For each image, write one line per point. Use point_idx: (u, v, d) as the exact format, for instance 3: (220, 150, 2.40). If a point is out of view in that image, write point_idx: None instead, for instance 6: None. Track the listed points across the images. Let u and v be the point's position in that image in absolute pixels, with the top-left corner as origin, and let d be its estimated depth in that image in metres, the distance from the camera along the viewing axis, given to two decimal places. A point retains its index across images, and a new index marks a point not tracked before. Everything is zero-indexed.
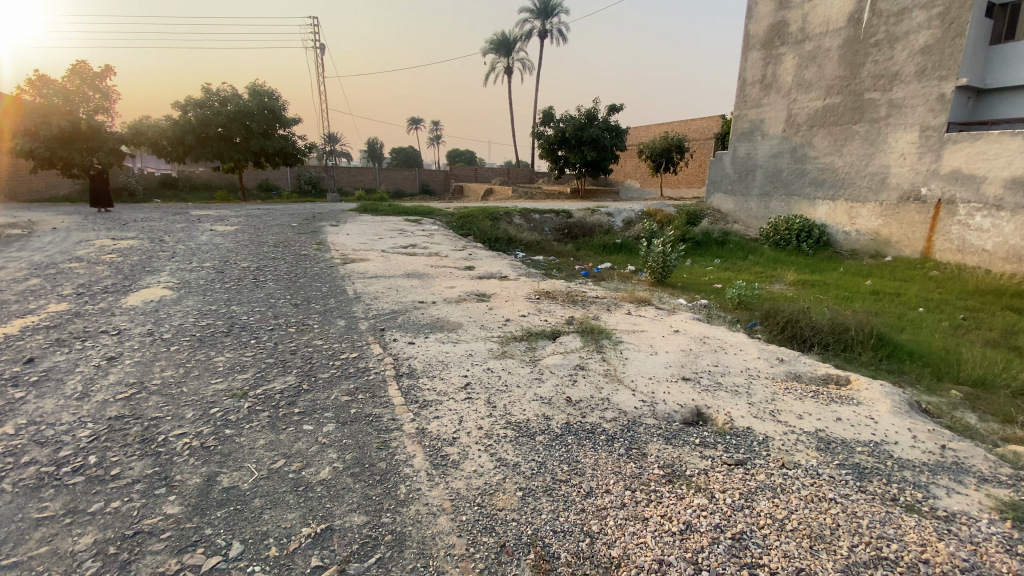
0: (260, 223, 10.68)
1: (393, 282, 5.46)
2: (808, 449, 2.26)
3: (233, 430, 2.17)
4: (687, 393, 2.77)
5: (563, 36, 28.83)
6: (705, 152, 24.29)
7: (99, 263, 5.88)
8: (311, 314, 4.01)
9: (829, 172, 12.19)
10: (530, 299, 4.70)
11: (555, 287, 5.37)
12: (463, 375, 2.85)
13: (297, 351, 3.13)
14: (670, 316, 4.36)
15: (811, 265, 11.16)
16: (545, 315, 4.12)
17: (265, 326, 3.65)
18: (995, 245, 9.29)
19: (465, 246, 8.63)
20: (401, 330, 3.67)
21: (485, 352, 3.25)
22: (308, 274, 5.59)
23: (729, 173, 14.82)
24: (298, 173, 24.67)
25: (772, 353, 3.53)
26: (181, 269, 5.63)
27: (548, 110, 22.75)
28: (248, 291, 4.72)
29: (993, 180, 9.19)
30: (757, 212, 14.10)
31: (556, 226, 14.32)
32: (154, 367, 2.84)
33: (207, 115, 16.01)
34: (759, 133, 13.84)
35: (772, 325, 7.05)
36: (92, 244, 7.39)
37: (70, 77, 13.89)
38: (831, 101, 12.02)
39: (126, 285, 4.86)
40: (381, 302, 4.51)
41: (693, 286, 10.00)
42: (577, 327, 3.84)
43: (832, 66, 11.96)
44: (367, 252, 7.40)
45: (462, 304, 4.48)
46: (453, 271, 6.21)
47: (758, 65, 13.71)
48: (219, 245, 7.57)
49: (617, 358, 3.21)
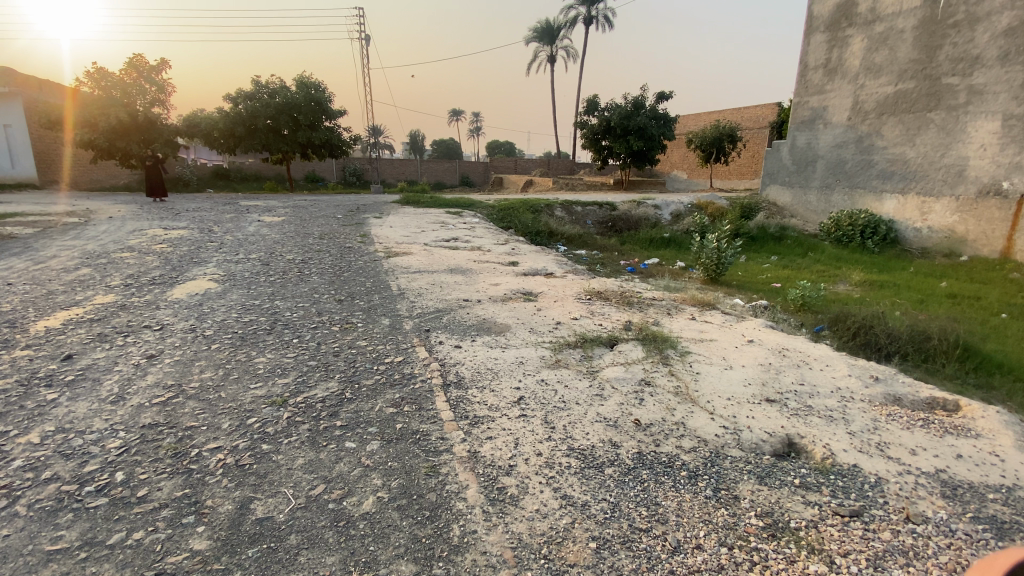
0: (306, 213, 10.75)
1: (436, 277, 5.26)
2: (932, 497, 1.85)
3: (270, 445, 1.98)
4: (774, 419, 2.41)
5: (609, 23, 28.02)
6: (759, 141, 23.04)
7: (149, 253, 5.96)
8: (355, 312, 3.84)
9: (899, 163, 11.22)
10: (581, 300, 4.38)
11: (607, 286, 5.03)
12: (516, 387, 2.58)
13: (339, 353, 2.94)
14: (739, 324, 3.95)
15: (878, 264, 10.33)
16: (599, 318, 3.80)
17: (308, 323, 3.49)
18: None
19: (508, 240, 8.37)
20: (447, 331, 3.44)
21: (537, 359, 2.97)
22: (351, 268, 5.46)
23: (787, 164, 13.91)
24: (343, 165, 25.07)
25: (864, 370, 3.11)
26: (227, 261, 5.62)
27: (592, 99, 22.12)
28: (291, 285, 4.61)
29: None
30: (816, 206, 13.20)
31: (599, 219, 13.88)
32: (194, 368, 2.72)
33: (257, 107, 16.40)
34: (821, 122, 12.88)
35: (841, 332, 6.47)
36: (145, 233, 7.56)
37: (127, 70, 14.46)
38: (904, 87, 11.01)
39: (173, 276, 4.86)
40: (425, 299, 4.31)
41: (750, 284, 9.40)
42: (637, 333, 3.50)
43: (905, 49, 10.94)
44: (410, 245, 7.25)
45: (509, 304, 4.21)
46: (497, 267, 5.96)
47: (821, 49, 12.70)
48: (265, 236, 7.60)
49: (685, 373, 2.87)
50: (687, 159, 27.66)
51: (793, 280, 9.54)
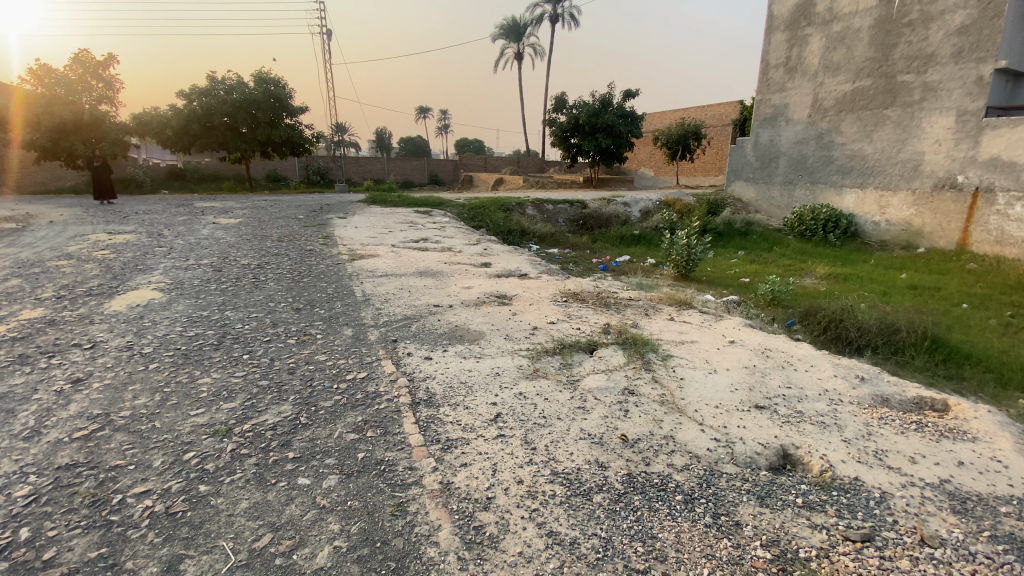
0: (265, 215, 10.24)
1: (404, 281, 4.99)
2: (943, 514, 1.75)
3: (208, 486, 1.71)
4: (766, 428, 2.28)
5: (575, 21, 28.05)
6: (723, 138, 23.48)
7: (88, 261, 5.48)
8: (314, 322, 3.55)
9: (857, 159, 11.51)
10: (557, 302, 4.19)
11: (583, 286, 4.88)
12: (491, 403, 2.36)
13: (294, 371, 2.66)
14: (718, 324, 3.82)
15: (841, 257, 10.57)
16: (577, 322, 3.62)
17: (261, 336, 3.19)
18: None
19: (479, 240, 8.14)
20: (414, 342, 3.19)
21: (513, 370, 2.75)
22: (311, 273, 5.13)
23: (750, 160, 14.12)
24: (306, 164, 24.28)
25: (849, 370, 3.03)
26: (176, 267, 5.20)
27: (560, 96, 22.06)
28: (245, 293, 4.26)
29: None
30: (780, 201, 13.43)
31: (570, 217, 13.77)
32: (127, 394, 2.40)
33: (212, 104, 15.60)
34: (783, 119, 13.11)
35: (812, 326, 6.53)
36: (86, 239, 6.99)
37: (71, 65, 13.57)
38: (861, 84, 11.29)
39: (113, 286, 4.43)
40: (392, 306, 4.04)
41: (720, 280, 9.45)
42: (616, 337, 3.32)
43: (862, 47, 11.21)
44: (376, 247, 6.93)
45: (482, 309, 3.99)
46: (468, 268, 5.73)
47: (782, 47, 12.93)
48: (220, 239, 7.14)
49: (669, 380, 2.70)
50: (654, 156, 27.98)
51: (762, 275, 9.64)
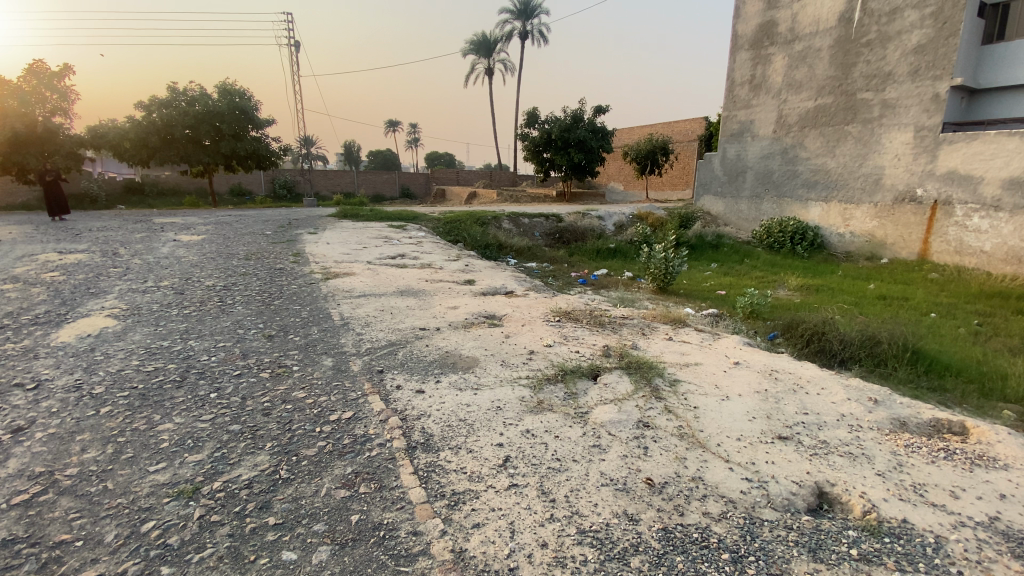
0: (231, 231, 9.74)
1: (386, 302, 4.70)
2: (1003, 559, 1.62)
3: (172, 569, 1.42)
4: (796, 463, 2.13)
5: (545, 37, 28.40)
6: (691, 153, 24.00)
7: (33, 284, 4.99)
8: (289, 351, 3.23)
9: (821, 173, 11.82)
10: (550, 323, 3.98)
11: (572, 304, 4.70)
12: (497, 444, 2.11)
13: (270, 413, 2.35)
14: (717, 343, 3.67)
15: (810, 268, 10.79)
16: (574, 345, 3.40)
17: (229, 370, 2.86)
18: (994, 246, 9.02)
19: (459, 256, 7.91)
20: (401, 372, 2.92)
21: (514, 402, 2.52)
22: (283, 295, 4.78)
23: (719, 174, 14.37)
24: (272, 177, 23.56)
25: (861, 392, 2.93)
26: (134, 290, 4.77)
27: (532, 111, 22.17)
28: (211, 318, 3.90)
29: (989, 181, 8.90)
30: (748, 214, 13.68)
31: (546, 231, 13.67)
32: (73, 446, 2.05)
33: (173, 116, 14.92)
34: (750, 134, 13.41)
35: (795, 340, 6.48)
36: (31, 259, 6.40)
37: (25, 76, 12.77)
38: (823, 101, 11.64)
39: (61, 312, 4.00)
40: (375, 330, 3.75)
41: (698, 293, 9.48)
42: (617, 361, 3.12)
43: (823, 66, 11.59)
44: (351, 264, 6.61)
45: (472, 331, 3.75)
46: (451, 286, 5.49)
47: (747, 65, 13.28)
48: (182, 258, 6.69)
49: (682, 409, 2.52)
50: (623, 170, 28.42)
51: (739, 287, 9.72)
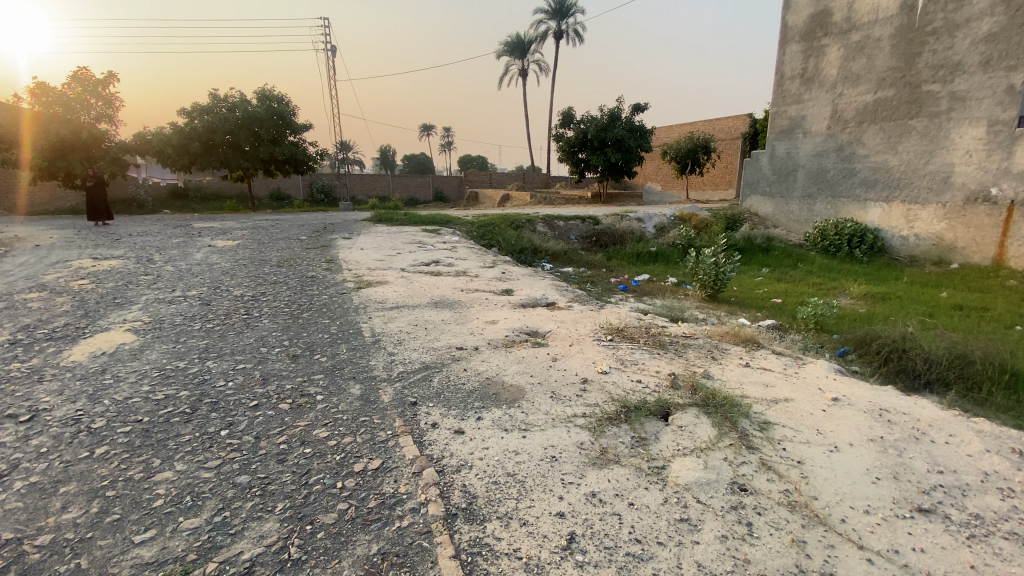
0: (265, 236, 9.66)
1: (419, 314, 4.36)
2: None
3: None
4: (953, 552, 1.63)
5: (580, 38, 27.88)
6: (733, 152, 23.01)
7: (62, 293, 4.88)
8: (312, 376, 2.88)
9: (882, 171, 10.86)
10: (601, 342, 3.51)
11: (623, 318, 4.22)
12: (557, 515, 1.68)
13: (285, 459, 2.00)
14: (804, 372, 3.18)
15: (872, 274, 9.92)
16: (634, 372, 2.93)
17: (245, 400, 2.54)
18: None
19: (495, 262, 7.52)
20: (436, 404, 2.52)
21: (572, 451, 2.08)
22: (312, 307, 4.48)
23: (767, 173, 13.32)
24: (310, 182, 23.89)
25: (999, 442, 2.36)
26: (160, 301, 4.59)
27: (568, 110, 21.67)
28: (234, 334, 3.62)
29: None
30: (799, 216, 12.68)
31: (582, 234, 13.14)
32: (54, 502, 1.74)
33: (214, 122, 15.15)
34: (800, 131, 12.41)
35: (870, 357, 5.63)
36: (69, 265, 6.41)
37: (70, 84, 13.25)
38: (884, 95, 10.70)
39: (82, 325, 3.82)
40: (407, 349, 3.38)
41: (750, 301, 8.78)
42: (691, 395, 2.65)
43: (883, 57, 10.65)
44: (384, 271, 6.31)
45: (514, 353, 3.31)
46: (488, 297, 5.10)
47: (797, 59, 12.29)
48: (214, 265, 6.55)
49: (785, 467, 2.04)
50: (661, 170, 27.61)
51: (796, 295, 8.97)
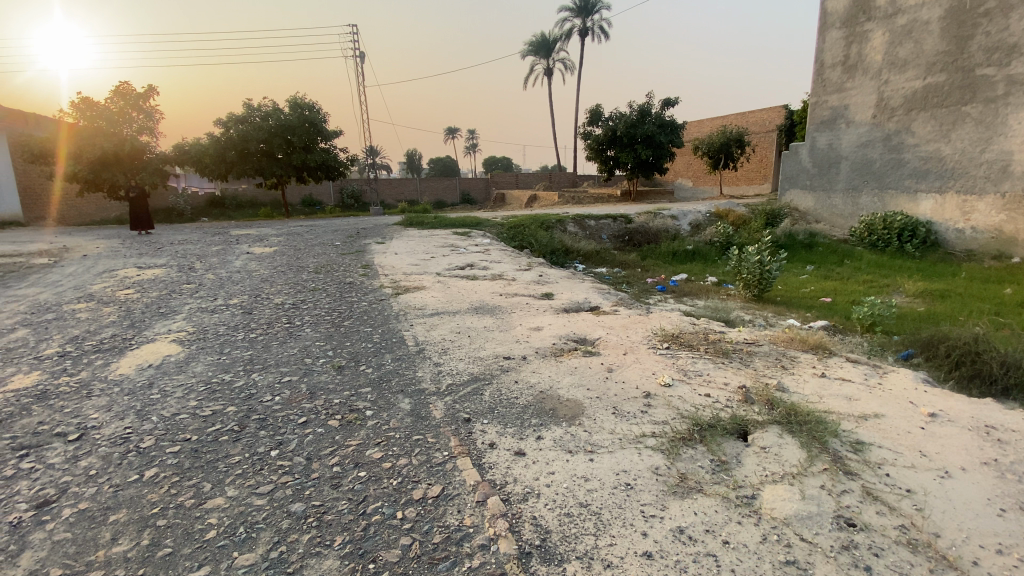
0: (300, 242, 9.75)
1: (460, 321, 4.23)
2: None
3: None
4: None
5: (605, 34, 27.52)
6: (768, 146, 22.24)
7: (109, 303, 4.95)
8: (359, 390, 2.75)
9: (933, 160, 10.21)
10: (658, 350, 3.29)
11: (675, 323, 3.98)
12: (644, 555, 1.51)
13: (340, 484, 1.88)
14: (888, 384, 2.92)
15: (926, 270, 9.33)
16: (700, 385, 2.72)
17: (293, 417, 2.43)
18: None
19: (530, 264, 7.33)
20: (492, 420, 2.35)
21: (648, 478, 1.89)
22: (353, 314, 4.41)
23: (807, 166, 12.69)
24: (340, 187, 24.25)
25: None
26: (203, 310, 4.60)
27: (596, 108, 21.35)
28: (278, 344, 3.56)
29: None
30: (842, 210, 12.02)
31: (614, 233, 12.81)
32: (103, 532, 1.66)
33: (248, 131, 15.46)
34: (843, 121, 11.74)
35: (938, 360, 5.05)
36: (114, 275, 6.56)
37: (113, 98, 13.66)
38: (934, 80, 10.05)
39: (129, 336, 3.84)
40: (453, 359, 3.24)
41: (797, 301, 8.36)
42: (770, 413, 2.44)
43: (932, 41, 10.01)
44: (420, 276, 6.22)
45: (566, 362, 3.12)
46: (529, 302, 4.94)
47: (838, 45, 11.64)
48: (253, 272, 6.59)
49: (895, 498, 1.88)
50: (692, 166, 26.95)
51: (847, 294, 8.49)
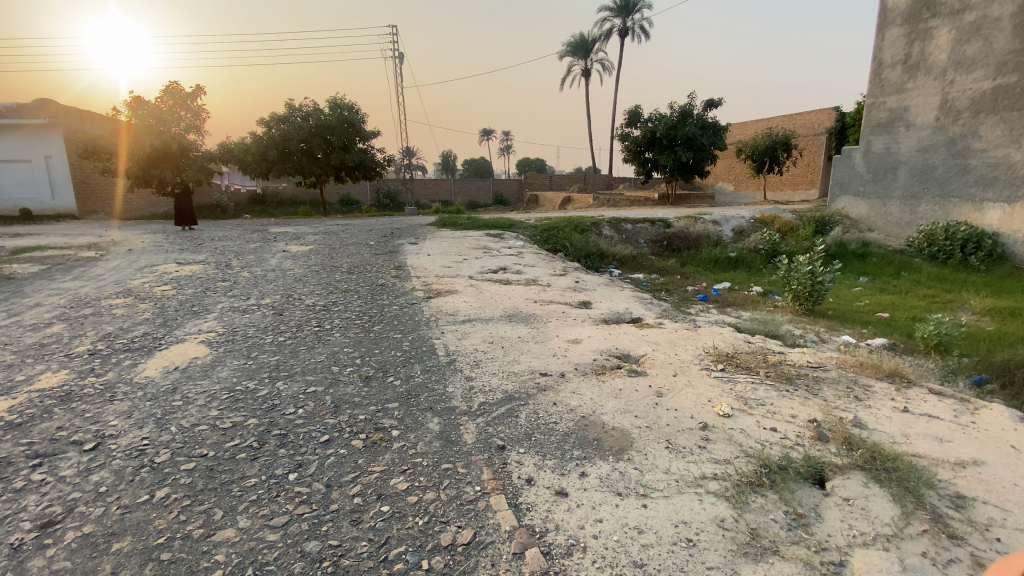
0: (335, 241, 9.75)
1: (494, 329, 4.02)
2: None
3: None
4: None
5: (646, 34, 26.90)
6: (816, 149, 21.25)
7: (145, 299, 4.97)
8: (387, 405, 2.56)
9: (1003, 167, 9.40)
10: (713, 374, 3.00)
11: (726, 342, 3.65)
12: None
13: (361, 519, 1.68)
14: (984, 423, 2.53)
15: (993, 286, 8.59)
16: (764, 418, 2.42)
17: (315, 434, 2.26)
18: None
19: (566, 269, 7.07)
20: (528, 449, 2.12)
21: (715, 534, 1.63)
22: (383, 319, 4.25)
23: (860, 171, 11.85)
24: (377, 187, 24.53)
25: None
26: (234, 309, 4.53)
27: (635, 109, 20.86)
28: (305, 349, 3.42)
29: None
30: (899, 219, 11.17)
31: (651, 237, 12.36)
32: (104, 563, 1.51)
33: (289, 130, 15.74)
34: (902, 124, 10.89)
35: (1017, 391, 4.57)
36: (155, 270, 6.65)
37: (164, 97, 14.14)
38: (1005, 81, 9.24)
39: (160, 335, 3.79)
40: (486, 373, 3.01)
41: (850, 315, 7.78)
42: (851, 455, 2.12)
43: (1004, 39, 9.22)
44: (452, 279, 6.04)
45: (609, 383, 2.87)
46: (566, 310, 4.68)
47: (898, 44, 10.85)
48: (287, 271, 6.57)
49: None
50: (733, 169, 26.13)
51: (905, 309, 7.87)
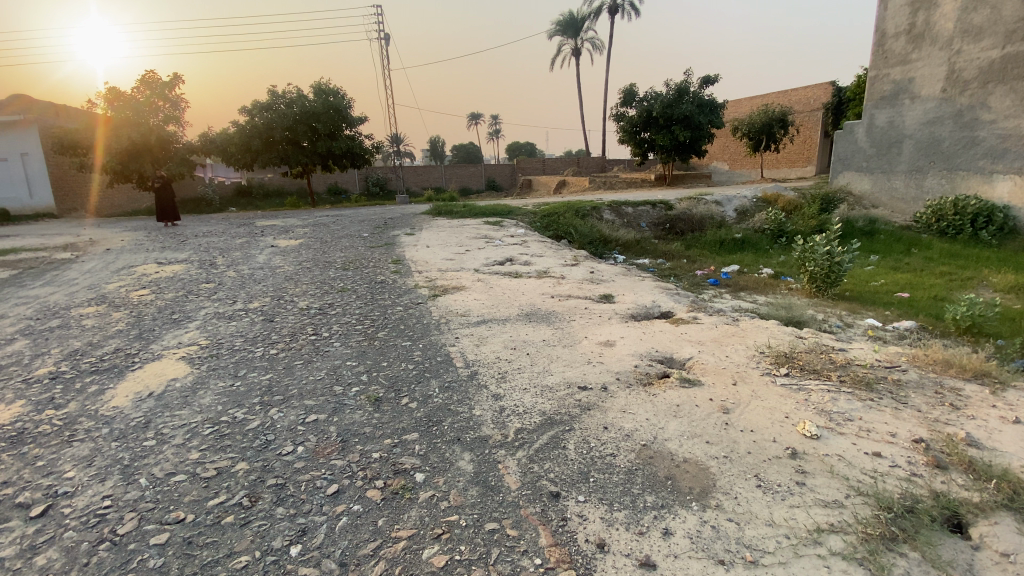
0: (327, 233, 9.22)
1: (513, 331, 3.58)
2: None
3: None
4: None
5: (636, 10, 26.12)
6: (813, 125, 20.82)
7: (120, 307, 4.46)
8: (405, 437, 2.12)
9: (1014, 138, 9.00)
10: (779, 381, 2.58)
11: (772, 339, 3.22)
12: None
13: None
14: None
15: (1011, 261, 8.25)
16: (861, 439, 2.02)
17: (320, 485, 1.80)
18: None
19: (575, 258, 6.61)
20: (590, 496, 1.70)
21: None
22: (387, 323, 3.78)
23: (864, 146, 11.39)
24: (365, 175, 23.82)
25: None
26: (220, 316, 4.05)
27: (630, 88, 20.20)
28: (302, 365, 2.96)
29: None
30: (904, 194, 10.78)
31: (654, 219, 11.89)
32: None
33: (273, 118, 15.00)
34: (908, 96, 10.43)
35: None
36: (134, 271, 6.14)
37: (140, 87, 13.37)
38: (1016, 49, 8.81)
39: (135, 351, 3.31)
40: (514, 390, 2.56)
41: (870, 297, 7.38)
42: (984, 489, 1.72)
43: (1014, 4, 8.76)
44: (457, 273, 5.56)
45: (659, 397, 2.44)
46: (588, 305, 4.24)
47: (903, 12, 10.32)
48: (278, 268, 6.05)
49: None
50: (728, 148, 25.68)
51: (925, 289, 7.50)
